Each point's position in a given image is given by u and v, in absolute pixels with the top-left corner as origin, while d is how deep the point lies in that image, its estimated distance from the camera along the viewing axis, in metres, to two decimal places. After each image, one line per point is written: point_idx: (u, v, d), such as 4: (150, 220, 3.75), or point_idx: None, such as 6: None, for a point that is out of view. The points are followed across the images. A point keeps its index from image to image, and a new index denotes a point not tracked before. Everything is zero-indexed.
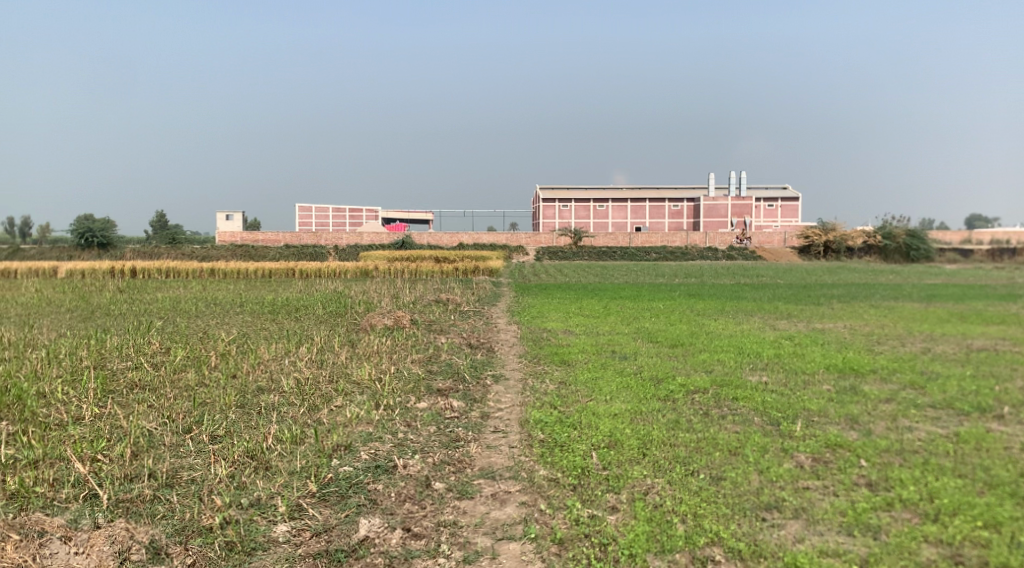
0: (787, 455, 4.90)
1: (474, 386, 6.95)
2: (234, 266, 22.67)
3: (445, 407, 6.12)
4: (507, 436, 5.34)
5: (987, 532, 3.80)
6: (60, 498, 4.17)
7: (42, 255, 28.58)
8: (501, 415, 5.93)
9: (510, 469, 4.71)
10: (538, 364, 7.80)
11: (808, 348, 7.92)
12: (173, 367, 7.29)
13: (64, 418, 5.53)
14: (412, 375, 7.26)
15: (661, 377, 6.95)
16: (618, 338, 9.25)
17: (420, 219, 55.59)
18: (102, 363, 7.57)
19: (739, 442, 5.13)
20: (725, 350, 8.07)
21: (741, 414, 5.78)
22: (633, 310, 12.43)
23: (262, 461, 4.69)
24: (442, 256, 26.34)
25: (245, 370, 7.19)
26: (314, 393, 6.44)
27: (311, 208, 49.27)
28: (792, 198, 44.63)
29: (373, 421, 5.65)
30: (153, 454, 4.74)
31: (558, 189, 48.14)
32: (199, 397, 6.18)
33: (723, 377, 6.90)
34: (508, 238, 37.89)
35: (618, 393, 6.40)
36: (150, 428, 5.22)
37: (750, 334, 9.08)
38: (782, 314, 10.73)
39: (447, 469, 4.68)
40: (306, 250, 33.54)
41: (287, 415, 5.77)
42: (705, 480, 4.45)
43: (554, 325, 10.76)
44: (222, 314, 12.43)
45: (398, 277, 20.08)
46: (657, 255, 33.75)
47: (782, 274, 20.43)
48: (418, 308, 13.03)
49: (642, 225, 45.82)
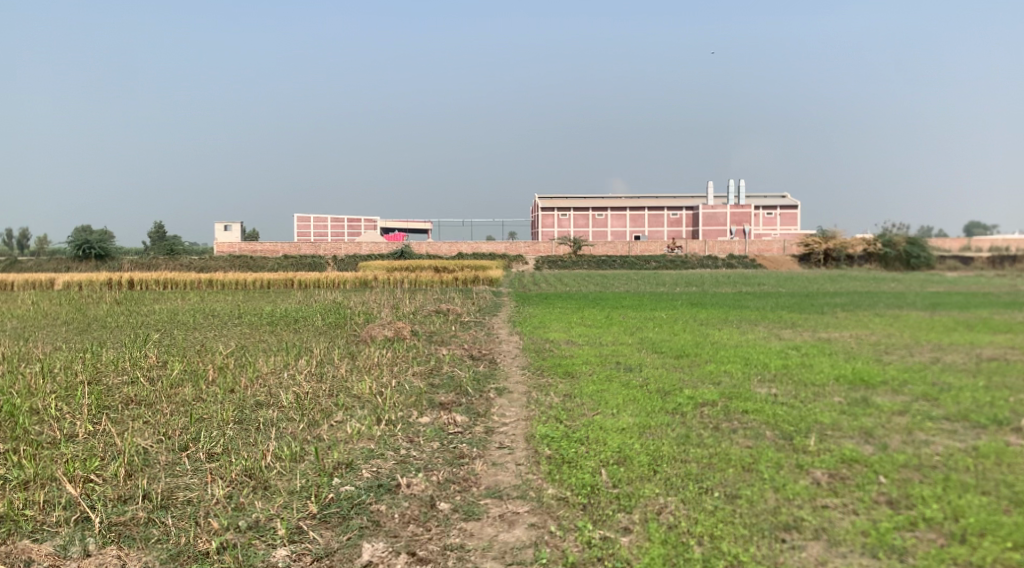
0: (803, 471, 4.74)
1: (477, 400, 6.79)
2: (234, 277, 22.53)
3: (448, 422, 5.96)
4: (513, 453, 5.18)
5: (1018, 554, 3.69)
6: (49, 522, 4.01)
7: (39, 267, 28.41)
8: (506, 429, 5.77)
9: (517, 488, 4.55)
10: (542, 377, 7.65)
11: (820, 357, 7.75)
12: (169, 381, 7.14)
13: (57, 436, 5.37)
14: (414, 388, 7.10)
15: (668, 389, 6.79)
16: (622, 349, 9.10)
17: (419, 228, 55.45)
18: (97, 378, 7.42)
19: (752, 457, 4.98)
20: (732, 361, 7.91)
21: (752, 428, 5.62)
22: (636, 319, 12.28)
23: (260, 481, 4.53)
24: (442, 266, 26.14)
25: (243, 384, 7.03)
26: (313, 408, 6.29)
27: (310, 218, 49.12)
28: (791, 207, 44.51)
29: (374, 437, 5.49)
30: (147, 473, 4.58)
31: (557, 198, 48.03)
32: (196, 413, 6.02)
33: (731, 389, 6.74)
34: (507, 247, 37.75)
35: (625, 406, 6.25)
36: (145, 446, 5.06)
37: (756, 344, 8.93)
38: (786, 323, 10.56)
39: (452, 488, 4.52)
40: (305, 260, 33.42)
41: (286, 431, 5.61)
42: (720, 498, 4.31)
43: (556, 336, 10.60)
44: (221, 326, 12.25)
45: (398, 288, 19.91)
46: (657, 264, 33.62)
47: (785, 282, 20.28)
48: (419, 319, 12.87)
49: (642, 234, 45.68)
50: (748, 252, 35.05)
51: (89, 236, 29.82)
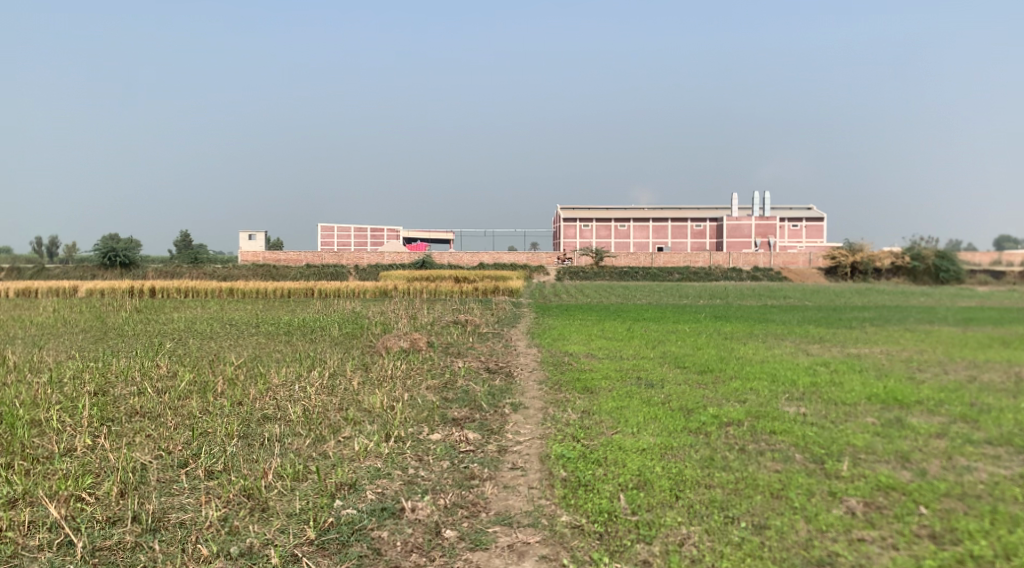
0: (835, 500, 4.42)
1: (490, 416, 6.52)
2: (254, 286, 22.51)
3: (460, 439, 5.70)
4: (526, 475, 4.90)
5: None
6: (31, 545, 3.82)
7: (67, 275, 28.71)
8: (520, 449, 5.49)
9: (528, 515, 4.27)
10: (560, 392, 7.36)
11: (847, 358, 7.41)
12: (176, 393, 6.95)
13: (53, 451, 5.20)
14: (426, 403, 6.85)
15: (691, 407, 6.47)
16: (644, 363, 8.81)
17: (440, 238, 55.33)
18: (105, 389, 7.25)
19: (780, 483, 4.67)
20: (758, 378, 7.56)
21: (781, 450, 5.29)
22: (658, 333, 11.95)
23: (259, 502, 4.30)
24: (462, 276, 25.91)
25: (251, 397, 6.82)
26: (321, 423, 6.06)
27: (333, 227, 49.28)
28: (817, 219, 43.65)
29: (382, 455, 5.24)
30: (140, 493, 4.37)
31: (579, 208, 47.75)
32: (200, 427, 5.82)
33: (757, 408, 6.39)
34: (529, 257, 37.52)
35: (646, 425, 5.95)
36: (144, 461, 4.87)
37: (783, 360, 8.58)
38: (814, 338, 10.18)
39: (460, 514, 4.26)
40: (328, 270, 33.44)
41: (290, 448, 5.40)
42: (747, 529, 4.04)
43: (576, 349, 10.27)
44: (237, 336, 12.11)
45: (418, 298, 19.71)
46: (679, 277, 33.24)
47: (811, 295, 19.82)
48: (436, 330, 12.63)
49: (665, 245, 45.21)
50: (772, 264, 34.38)
51: (115, 244, 30.00)
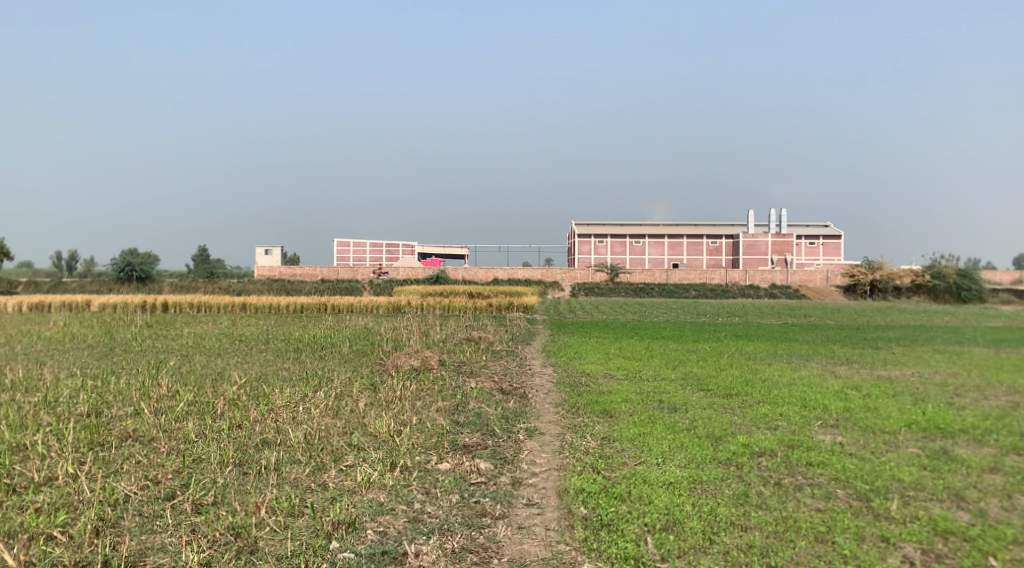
0: (889, 546, 3.94)
1: (504, 442, 6.09)
2: (267, 300, 22.23)
3: (471, 470, 5.26)
4: (542, 513, 4.45)
5: None
6: None
7: (82, 289, 28.60)
8: (536, 482, 5.04)
9: (546, 563, 3.85)
10: (577, 417, 6.90)
11: (879, 376, 6.86)
12: (172, 415, 6.56)
13: (32, 479, 4.82)
14: (435, 428, 6.41)
15: (719, 435, 5.99)
16: (665, 385, 8.33)
17: (454, 254, 55.04)
18: (98, 410, 6.87)
19: (826, 524, 4.19)
20: (789, 401, 7.01)
21: (821, 485, 4.78)
22: (678, 352, 11.46)
23: (248, 542, 3.90)
24: (478, 291, 25.47)
25: (252, 420, 6.43)
26: (323, 450, 5.64)
27: (349, 242, 49.15)
28: (835, 237, 42.91)
29: (387, 487, 4.82)
30: (115, 531, 4.00)
31: (595, 224, 47.27)
32: (192, 454, 5.43)
33: (790, 434, 5.86)
34: (544, 272, 36.98)
35: (672, 455, 5.50)
36: (128, 492, 4.49)
37: (812, 382, 8.08)
38: (841, 358, 9.68)
39: (469, 560, 3.84)
40: (343, 285, 33.16)
41: (287, 477, 5.00)
42: None
43: (593, 369, 9.80)
44: (244, 353, 11.73)
45: (432, 314, 19.38)
46: (697, 293, 32.70)
47: (832, 313, 19.24)
48: (448, 348, 12.19)
49: (680, 262, 44.61)
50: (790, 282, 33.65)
51: (131, 258, 29.85)
